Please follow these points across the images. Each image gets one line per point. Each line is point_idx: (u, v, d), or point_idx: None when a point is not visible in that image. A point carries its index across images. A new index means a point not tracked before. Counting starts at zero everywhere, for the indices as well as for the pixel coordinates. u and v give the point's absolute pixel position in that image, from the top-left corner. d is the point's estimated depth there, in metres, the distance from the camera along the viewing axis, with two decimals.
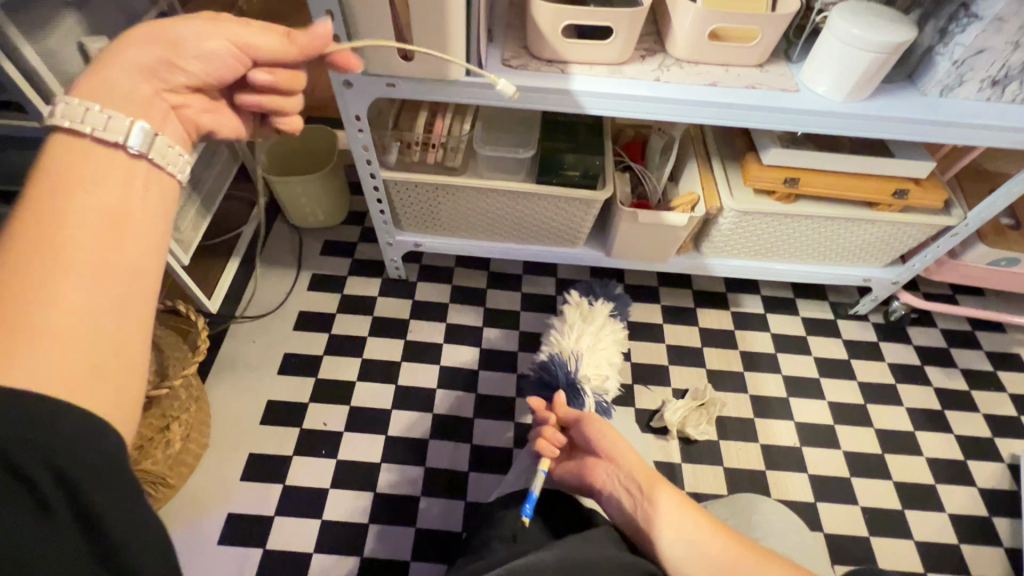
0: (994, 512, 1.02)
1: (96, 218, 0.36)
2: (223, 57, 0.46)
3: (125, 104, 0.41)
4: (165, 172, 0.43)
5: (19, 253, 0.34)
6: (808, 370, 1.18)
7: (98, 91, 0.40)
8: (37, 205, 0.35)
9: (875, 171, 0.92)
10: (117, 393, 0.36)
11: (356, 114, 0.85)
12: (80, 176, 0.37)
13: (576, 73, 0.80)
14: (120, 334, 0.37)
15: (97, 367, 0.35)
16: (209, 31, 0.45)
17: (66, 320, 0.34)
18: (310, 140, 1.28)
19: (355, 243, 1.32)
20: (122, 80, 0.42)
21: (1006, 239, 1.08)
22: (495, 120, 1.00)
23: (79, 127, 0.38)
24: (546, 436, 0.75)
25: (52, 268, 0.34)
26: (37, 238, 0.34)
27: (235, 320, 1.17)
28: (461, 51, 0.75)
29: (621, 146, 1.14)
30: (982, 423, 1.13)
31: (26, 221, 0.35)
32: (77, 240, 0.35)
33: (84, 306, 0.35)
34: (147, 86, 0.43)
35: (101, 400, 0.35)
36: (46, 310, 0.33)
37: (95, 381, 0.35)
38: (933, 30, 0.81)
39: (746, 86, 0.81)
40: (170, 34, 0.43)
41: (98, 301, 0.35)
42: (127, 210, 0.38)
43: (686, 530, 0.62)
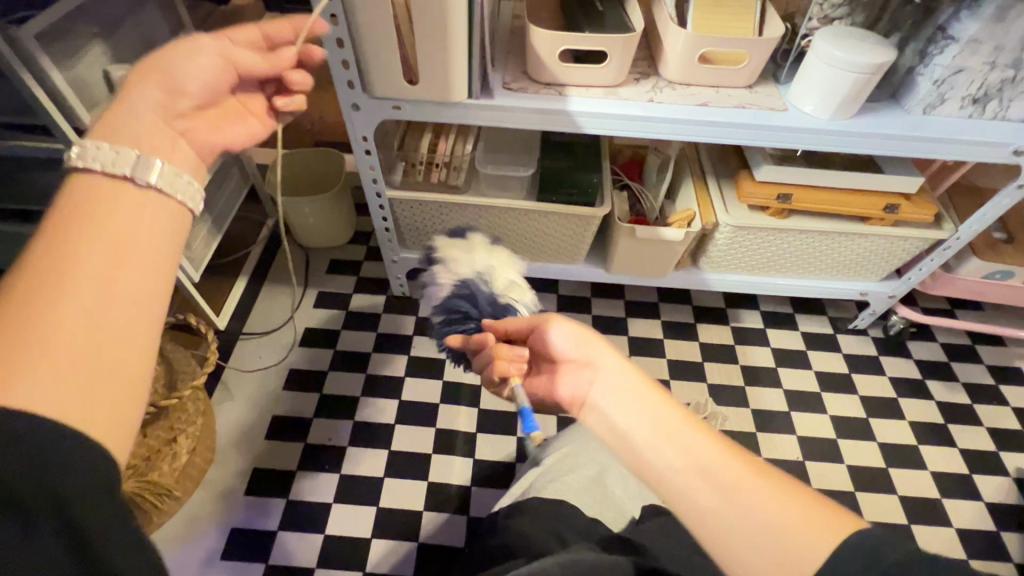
0: (1003, 527, 1.01)
1: (102, 245, 0.36)
2: (213, 68, 0.49)
3: (138, 139, 0.42)
4: (176, 202, 0.42)
5: (26, 282, 0.34)
6: (809, 384, 1.18)
7: (113, 130, 0.41)
8: (50, 236, 0.36)
9: (865, 187, 0.95)
10: (116, 420, 0.35)
11: (363, 136, 0.89)
12: (96, 207, 0.38)
13: (573, 95, 0.84)
14: (124, 359, 0.36)
15: (96, 391, 0.34)
16: (202, 47, 0.48)
17: (65, 343, 0.33)
18: (321, 160, 1.32)
19: (360, 261, 1.35)
20: (136, 112, 0.43)
21: (999, 253, 1.10)
22: (496, 141, 1.04)
23: (92, 163, 0.38)
24: (501, 355, 0.63)
25: (54, 294, 0.34)
26: (52, 260, 0.35)
27: (242, 337, 1.19)
28: (463, 75, 0.79)
29: (619, 165, 1.17)
30: (986, 437, 1.12)
31: (38, 253, 0.35)
32: (80, 266, 0.35)
33: (87, 328, 0.35)
34: (158, 116, 0.45)
35: (100, 426, 0.34)
36: (46, 336, 0.33)
37: (95, 405, 0.34)
38: (913, 52, 0.86)
39: (736, 105, 0.84)
40: (171, 69, 0.46)
41: (99, 325, 0.35)
42: (133, 238, 0.38)
43: (689, 448, 0.45)
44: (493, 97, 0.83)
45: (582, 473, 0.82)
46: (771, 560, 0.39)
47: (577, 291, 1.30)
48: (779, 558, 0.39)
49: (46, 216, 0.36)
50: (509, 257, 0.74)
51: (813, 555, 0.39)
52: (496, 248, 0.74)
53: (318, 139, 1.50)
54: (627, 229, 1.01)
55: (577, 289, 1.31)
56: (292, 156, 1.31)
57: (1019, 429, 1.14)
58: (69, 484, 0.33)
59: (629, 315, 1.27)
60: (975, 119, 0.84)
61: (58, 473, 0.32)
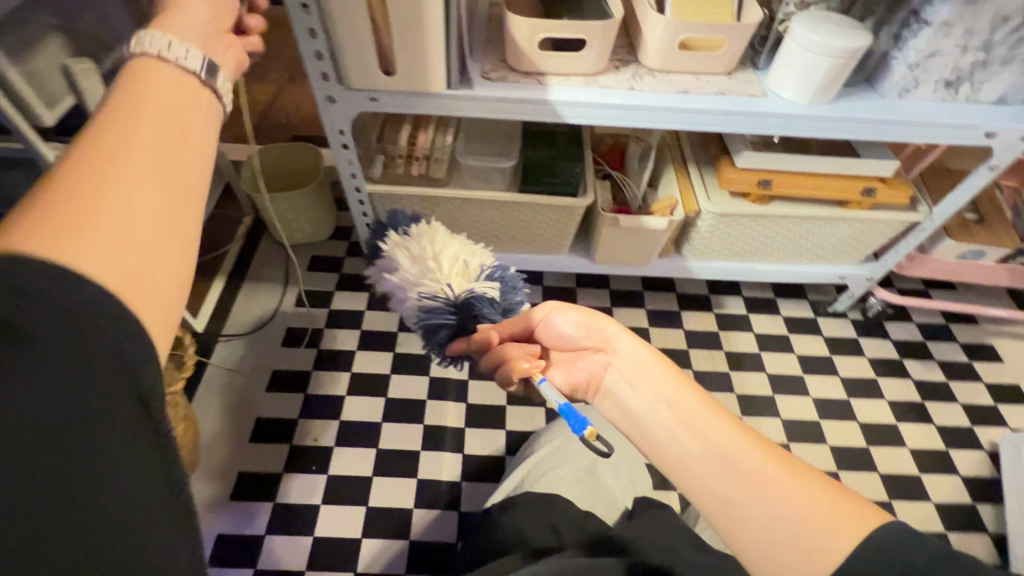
0: (978, 499, 1.05)
1: (169, 126, 0.36)
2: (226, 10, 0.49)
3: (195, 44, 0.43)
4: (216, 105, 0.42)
5: (91, 146, 0.33)
6: (791, 367, 1.20)
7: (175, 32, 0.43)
8: (116, 109, 0.35)
9: (843, 171, 0.96)
10: (162, 310, 0.34)
11: (339, 129, 0.87)
12: (152, 93, 0.37)
13: (553, 84, 0.83)
14: (173, 240, 0.35)
15: (147, 266, 0.33)
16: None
17: (129, 202, 0.32)
18: (299, 154, 1.29)
19: (341, 258, 1.32)
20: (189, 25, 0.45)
21: (971, 233, 1.12)
22: (476, 132, 1.02)
23: (161, 52, 0.39)
24: (514, 353, 0.64)
25: (121, 152, 0.33)
26: (114, 131, 0.34)
27: (221, 339, 1.16)
28: (442, 65, 0.77)
29: (601, 154, 1.17)
30: (961, 413, 1.16)
31: (102, 123, 0.34)
32: (145, 135, 0.35)
33: (139, 207, 0.33)
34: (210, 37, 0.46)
35: (149, 309, 0.33)
36: (114, 188, 0.32)
37: (145, 283, 0.32)
38: (887, 36, 0.85)
39: (716, 92, 0.84)
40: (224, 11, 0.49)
41: (158, 196, 0.34)
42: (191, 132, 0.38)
43: (707, 434, 0.47)
44: (472, 87, 0.81)
45: (572, 464, 0.82)
46: (794, 546, 0.39)
47: (562, 282, 1.30)
48: (803, 544, 0.39)
49: (105, 99, 0.35)
50: (461, 242, 0.72)
51: (837, 542, 0.38)
52: (445, 235, 0.72)
53: (293, 133, 1.46)
54: (610, 219, 1.01)
55: (562, 281, 1.30)
56: (267, 151, 1.27)
57: (991, 404, 1.18)
58: (137, 374, 0.31)
59: (614, 305, 1.27)
60: (948, 102, 0.86)
61: (117, 352, 0.30)
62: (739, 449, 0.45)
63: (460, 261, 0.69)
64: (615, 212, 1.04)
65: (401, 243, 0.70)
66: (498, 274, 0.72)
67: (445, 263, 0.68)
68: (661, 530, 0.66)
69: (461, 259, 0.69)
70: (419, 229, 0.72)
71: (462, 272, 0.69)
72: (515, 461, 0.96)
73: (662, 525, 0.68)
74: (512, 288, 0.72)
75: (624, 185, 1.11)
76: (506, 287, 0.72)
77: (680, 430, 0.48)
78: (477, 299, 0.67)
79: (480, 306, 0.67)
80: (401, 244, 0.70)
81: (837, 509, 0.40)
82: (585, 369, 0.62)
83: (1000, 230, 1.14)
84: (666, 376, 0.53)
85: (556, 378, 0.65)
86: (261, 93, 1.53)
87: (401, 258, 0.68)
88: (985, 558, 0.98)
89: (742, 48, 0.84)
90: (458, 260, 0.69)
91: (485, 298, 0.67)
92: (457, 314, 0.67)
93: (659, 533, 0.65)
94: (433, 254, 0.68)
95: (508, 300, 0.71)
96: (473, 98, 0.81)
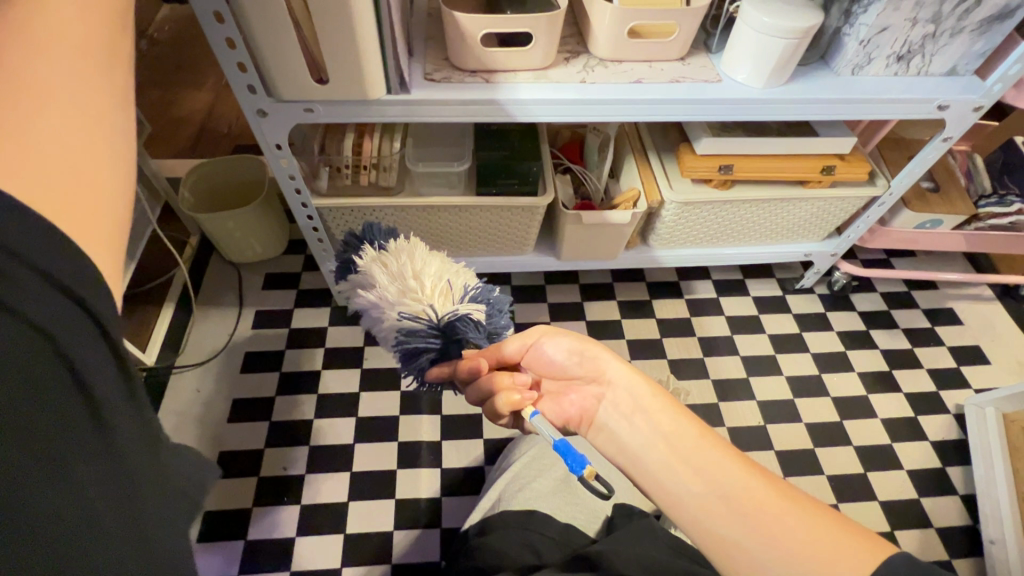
0: (948, 463, 1.08)
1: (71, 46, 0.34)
2: None
3: None
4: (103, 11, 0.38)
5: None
6: (764, 348, 1.21)
7: None
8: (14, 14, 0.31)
9: (802, 152, 0.95)
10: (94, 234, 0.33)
11: (276, 142, 0.81)
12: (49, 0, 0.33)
13: (501, 82, 0.78)
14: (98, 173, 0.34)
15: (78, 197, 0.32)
16: None
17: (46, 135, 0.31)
18: (245, 165, 1.21)
19: (298, 273, 1.26)
20: None
21: (928, 203, 1.13)
22: (425, 135, 0.97)
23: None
24: (506, 384, 0.61)
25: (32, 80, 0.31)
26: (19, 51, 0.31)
27: (175, 370, 1.09)
28: (380, 69, 0.72)
29: (560, 148, 1.13)
30: (927, 378, 1.19)
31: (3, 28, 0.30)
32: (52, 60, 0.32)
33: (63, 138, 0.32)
34: None
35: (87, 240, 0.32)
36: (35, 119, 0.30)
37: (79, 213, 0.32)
38: (838, 12, 0.83)
39: (671, 80, 0.81)
40: None
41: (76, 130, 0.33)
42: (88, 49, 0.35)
43: (714, 474, 0.49)
44: (415, 91, 0.76)
45: (550, 475, 0.80)
46: None
47: (530, 281, 1.27)
48: None
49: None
50: (442, 262, 0.67)
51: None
52: (426, 255, 0.67)
53: (235, 143, 1.38)
54: (573, 216, 0.98)
55: (530, 279, 1.27)
56: (209, 164, 1.19)
57: (955, 367, 1.21)
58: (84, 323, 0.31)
59: (585, 299, 1.25)
60: (902, 77, 0.85)
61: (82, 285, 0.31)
62: (748, 489, 0.48)
63: (442, 281, 0.64)
64: (578, 208, 1.01)
65: (378, 262, 0.65)
66: (483, 296, 0.67)
67: (426, 283, 0.63)
68: (643, 546, 0.65)
69: (443, 280, 0.65)
70: (397, 246, 0.67)
71: (444, 294, 0.64)
72: (495, 470, 0.93)
73: (644, 540, 0.67)
74: (499, 311, 0.67)
75: (586, 179, 1.07)
76: (492, 309, 0.67)
77: (681, 469, 0.51)
78: (464, 322, 0.61)
79: (467, 331, 0.61)
80: (376, 264, 0.64)
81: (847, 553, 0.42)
82: (577, 404, 0.64)
83: (955, 198, 1.15)
84: (664, 410, 0.56)
85: (548, 412, 0.66)
86: (197, 102, 1.44)
87: (379, 276, 0.62)
88: (956, 519, 1.01)
89: (694, 31, 0.81)
90: (439, 279, 0.64)
91: (471, 322, 0.62)
92: (439, 338, 0.62)
93: (642, 549, 0.65)
94: (412, 274, 0.63)
95: (494, 323, 0.66)
96: (417, 104, 0.76)
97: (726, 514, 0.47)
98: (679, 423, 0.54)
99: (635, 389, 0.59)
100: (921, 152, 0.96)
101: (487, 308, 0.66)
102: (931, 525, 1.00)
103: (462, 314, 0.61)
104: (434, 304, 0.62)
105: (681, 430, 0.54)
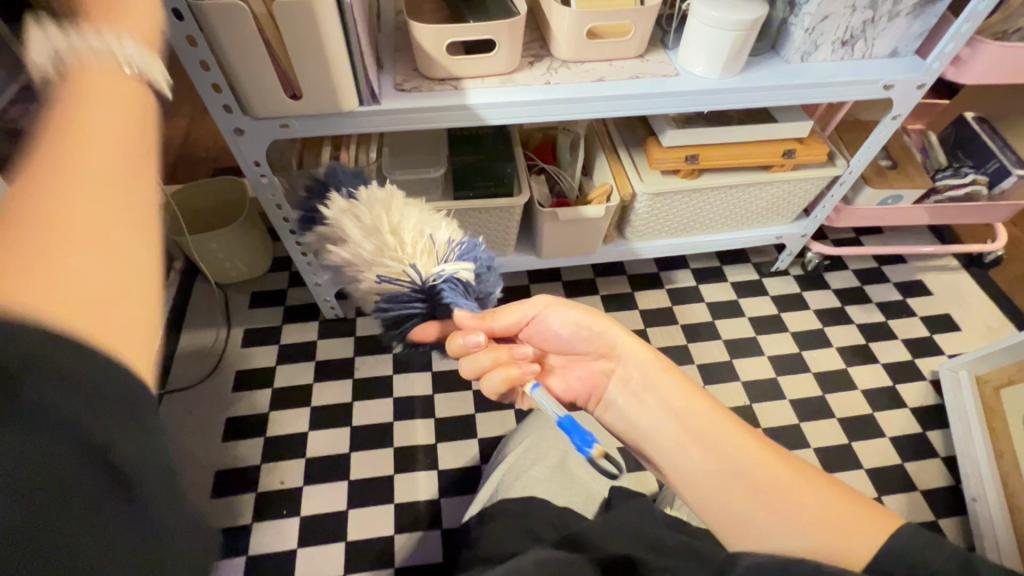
0: (928, 428, 1.12)
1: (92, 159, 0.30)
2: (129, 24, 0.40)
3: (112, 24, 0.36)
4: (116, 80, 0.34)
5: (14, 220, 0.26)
6: (745, 330, 1.24)
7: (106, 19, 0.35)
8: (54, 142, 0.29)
9: (763, 137, 0.99)
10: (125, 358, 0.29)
11: (254, 160, 0.83)
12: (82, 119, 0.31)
13: (468, 88, 0.82)
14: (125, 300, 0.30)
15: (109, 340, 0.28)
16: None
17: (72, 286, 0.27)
18: (223, 187, 1.22)
19: (284, 289, 1.27)
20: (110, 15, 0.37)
21: (889, 180, 1.18)
22: (400, 145, 1.00)
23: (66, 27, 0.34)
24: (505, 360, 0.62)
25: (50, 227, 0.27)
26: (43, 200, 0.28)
27: (166, 393, 1.10)
28: (351, 82, 0.74)
29: (533, 150, 1.17)
30: (902, 348, 1.23)
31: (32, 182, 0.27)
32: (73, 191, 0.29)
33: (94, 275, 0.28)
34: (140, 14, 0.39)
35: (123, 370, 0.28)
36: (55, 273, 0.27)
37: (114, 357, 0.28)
38: (783, 4, 0.88)
39: (631, 77, 0.85)
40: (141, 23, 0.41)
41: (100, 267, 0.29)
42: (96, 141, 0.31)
43: (723, 450, 0.54)
44: (386, 101, 0.79)
45: (544, 464, 0.82)
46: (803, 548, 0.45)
47: (514, 281, 1.29)
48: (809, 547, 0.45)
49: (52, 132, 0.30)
50: (419, 214, 0.64)
51: (861, 542, 0.43)
52: (401, 206, 0.64)
53: (213, 167, 1.39)
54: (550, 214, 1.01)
55: (514, 280, 1.30)
56: (196, 186, 1.21)
57: (928, 336, 1.25)
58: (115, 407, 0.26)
59: (569, 296, 1.28)
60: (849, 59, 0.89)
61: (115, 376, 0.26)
62: (752, 460, 0.52)
63: (423, 237, 0.62)
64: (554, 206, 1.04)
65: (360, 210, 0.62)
66: (473, 254, 0.66)
67: (405, 240, 0.61)
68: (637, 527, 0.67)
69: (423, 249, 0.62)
70: (366, 194, 0.63)
71: (429, 259, 0.62)
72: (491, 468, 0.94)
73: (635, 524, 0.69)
74: (488, 271, 0.67)
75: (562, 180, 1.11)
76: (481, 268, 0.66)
77: (690, 446, 0.56)
78: (448, 286, 0.62)
79: (447, 294, 0.62)
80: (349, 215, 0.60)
81: (847, 518, 0.46)
82: (584, 377, 0.69)
83: (913, 173, 1.20)
84: (677, 387, 0.61)
85: (555, 387, 0.69)
86: (172, 129, 1.45)
87: (348, 227, 0.59)
88: (939, 480, 1.05)
89: (649, 30, 0.85)
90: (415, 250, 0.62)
91: (454, 284, 0.62)
92: (424, 301, 0.62)
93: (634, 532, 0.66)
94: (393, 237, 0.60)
95: (482, 283, 0.66)
96: (390, 114, 0.79)
97: (731, 482, 0.52)
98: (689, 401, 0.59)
99: (645, 364, 0.64)
100: (875, 132, 1.01)
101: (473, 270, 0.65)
102: (915, 487, 1.04)
103: (444, 279, 0.62)
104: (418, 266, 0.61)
105: (689, 407, 0.59)
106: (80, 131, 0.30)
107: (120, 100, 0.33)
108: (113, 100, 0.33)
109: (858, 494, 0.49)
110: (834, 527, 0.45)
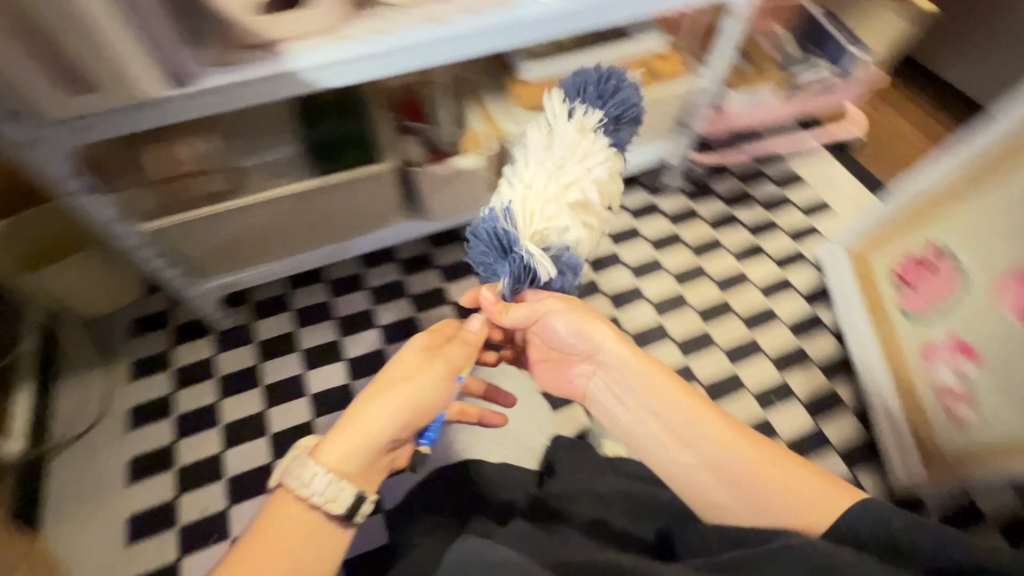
0: (817, 307, 1.22)
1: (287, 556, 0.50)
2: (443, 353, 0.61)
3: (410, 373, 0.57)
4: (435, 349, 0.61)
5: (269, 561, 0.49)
6: (647, 251, 1.28)
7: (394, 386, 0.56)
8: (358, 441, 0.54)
9: (619, 57, 0.99)
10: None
11: (59, 175, 0.71)
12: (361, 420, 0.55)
13: (289, 51, 0.74)
14: None
15: None
16: (387, 400, 0.55)
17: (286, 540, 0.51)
18: (51, 213, 1.07)
19: (164, 307, 1.16)
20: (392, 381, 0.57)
21: (747, 81, 1.25)
22: (244, 127, 0.92)
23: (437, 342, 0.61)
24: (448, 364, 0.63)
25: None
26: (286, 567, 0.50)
27: (50, 449, 0.99)
28: (140, 63, 0.65)
29: (398, 105, 1.01)
30: (788, 239, 1.31)
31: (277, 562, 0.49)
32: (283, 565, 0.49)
33: None
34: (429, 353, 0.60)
35: None
36: None
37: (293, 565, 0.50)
38: None
39: (468, 11, 0.79)
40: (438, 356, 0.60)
41: None
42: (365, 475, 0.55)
43: (707, 442, 0.59)
44: (196, 81, 0.70)
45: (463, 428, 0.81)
46: (799, 521, 0.53)
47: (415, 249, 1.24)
48: (802, 518, 0.54)
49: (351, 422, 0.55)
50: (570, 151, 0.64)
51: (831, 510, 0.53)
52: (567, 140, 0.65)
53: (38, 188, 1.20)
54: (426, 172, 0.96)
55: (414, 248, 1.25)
56: (15, 220, 1.04)
57: (809, 223, 1.34)
58: None
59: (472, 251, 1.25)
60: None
61: None
62: (738, 455, 0.58)
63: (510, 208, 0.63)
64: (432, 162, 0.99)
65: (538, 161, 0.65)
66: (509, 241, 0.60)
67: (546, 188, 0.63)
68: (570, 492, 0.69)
69: (577, 224, 0.63)
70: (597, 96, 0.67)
71: (547, 232, 0.62)
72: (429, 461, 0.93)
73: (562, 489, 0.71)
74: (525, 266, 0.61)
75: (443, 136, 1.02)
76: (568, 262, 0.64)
77: (675, 445, 0.61)
78: (520, 259, 0.60)
79: (507, 264, 0.60)
80: (520, 173, 0.64)
81: (823, 493, 0.54)
82: (578, 376, 0.71)
83: (767, 70, 1.27)
84: (667, 387, 0.63)
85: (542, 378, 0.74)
86: None
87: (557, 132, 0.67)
88: (830, 353, 1.16)
89: None
90: (580, 215, 0.64)
91: (518, 263, 0.61)
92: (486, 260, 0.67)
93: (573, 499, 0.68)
94: (561, 189, 0.63)
95: (534, 284, 0.64)
96: (205, 94, 0.70)
97: (717, 479, 0.58)
98: (683, 406, 0.62)
99: (631, 373, 0.65)
100: (723, 35, 1.03)
101: (565, 257, 0.64)
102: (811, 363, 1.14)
103: (519, 253, 0.60)
104: (513, 232, 0.60)
105: (680, 411, 0.62)
106: (386, 374, 0.57)
107: (405, 410, 0.55)
108: (407, 405, 0.55)
109: (825, 472, 0.57)
110: (811, 507, 0.54)
